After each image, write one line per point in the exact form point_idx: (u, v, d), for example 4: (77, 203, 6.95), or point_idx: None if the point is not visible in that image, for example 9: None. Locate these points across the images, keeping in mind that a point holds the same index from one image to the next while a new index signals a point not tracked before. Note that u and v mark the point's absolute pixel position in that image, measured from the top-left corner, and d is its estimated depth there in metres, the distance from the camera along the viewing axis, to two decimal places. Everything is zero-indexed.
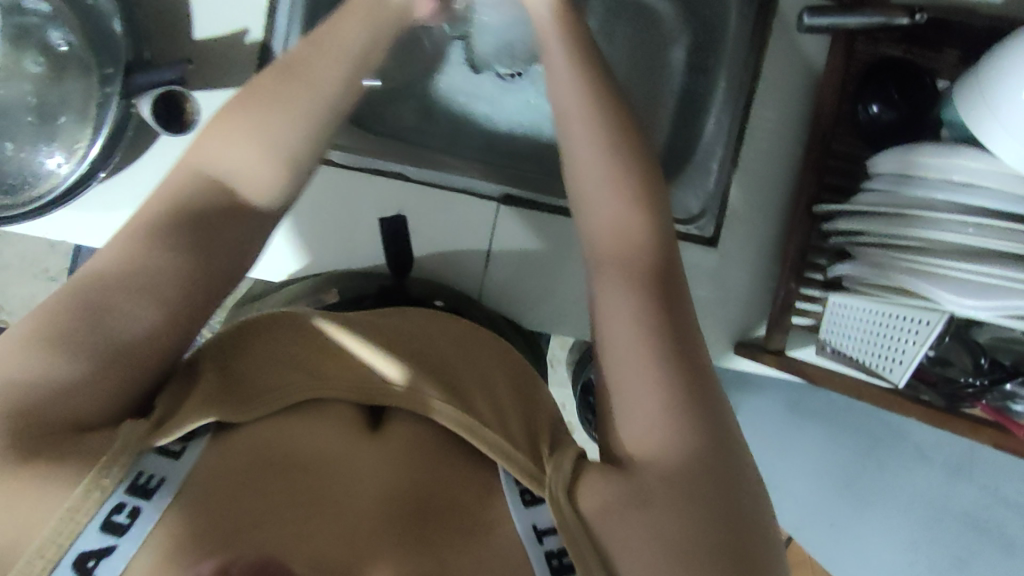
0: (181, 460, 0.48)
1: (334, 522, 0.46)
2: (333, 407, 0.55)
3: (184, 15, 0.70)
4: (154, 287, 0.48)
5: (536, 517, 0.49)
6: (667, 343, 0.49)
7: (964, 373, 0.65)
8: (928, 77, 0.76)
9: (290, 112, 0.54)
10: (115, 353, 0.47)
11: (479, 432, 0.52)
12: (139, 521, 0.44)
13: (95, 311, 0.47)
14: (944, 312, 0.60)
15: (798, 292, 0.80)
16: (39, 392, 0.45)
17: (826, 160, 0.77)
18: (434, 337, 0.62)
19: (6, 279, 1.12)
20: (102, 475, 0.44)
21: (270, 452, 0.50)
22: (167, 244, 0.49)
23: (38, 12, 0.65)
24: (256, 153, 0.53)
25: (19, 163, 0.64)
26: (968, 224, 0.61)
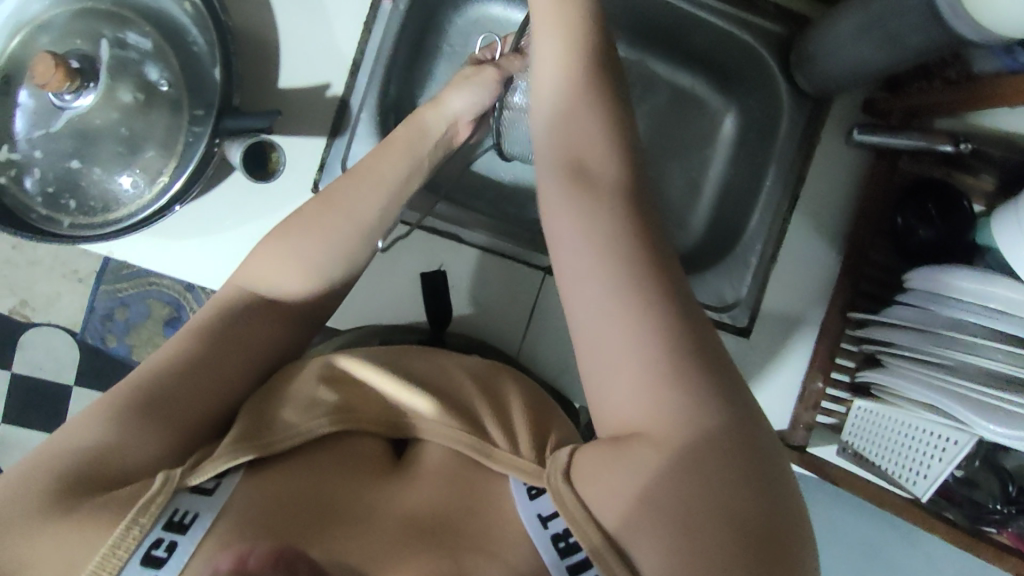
0: (215, 495, 0.48)
1: (357, 539, 0.47)
2: (359, 441, 0.55)
3: (273, 64, 0.75)
4: (194, 364, 0.53)
5: (540, 505, 0.49)
6: (661, 326, 0.48)
7: (991, 498, 0.67)
8: (965, 200, 0.78)
9: (324, 235, 0.58)
10: (157, 417, 0.50)
11: (493, 453, 0.52)
12: (177, 553, 0.44)
13: (143, 387, 0.51)
14: (972, 435, 0.63)
15: (825, 389, 0.81)
16: (91, 452, 0.47)
17: (862, 267, 0.81)
18: (448, 368, 0.61)
19: (31, 276, 1.14)
20: (140, 515, 0.45)
21: (297, 483, 0.50)
22: (203, 338, 0.54)
23: (139, 48, 0.69)
24: (293, 272, 0.57)
25: (102, 187, 0.68)
26: (999, 351, 0.64)
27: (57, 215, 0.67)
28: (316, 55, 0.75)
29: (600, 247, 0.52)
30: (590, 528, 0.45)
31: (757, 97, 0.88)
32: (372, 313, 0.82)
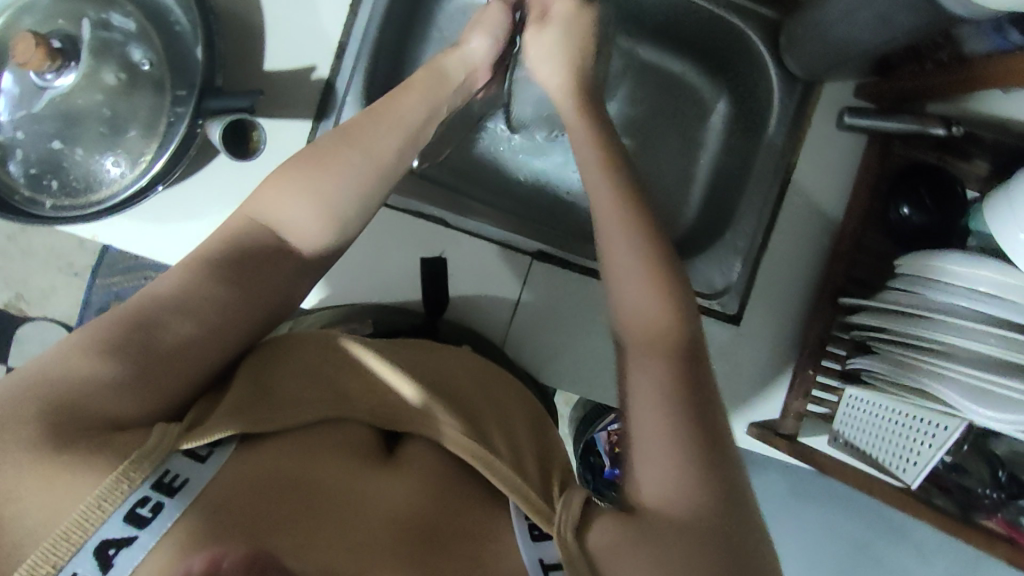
0: (207, 464, 0.46)
1: (342, 535, 0.44)
2: (343, 426, 0.53)
3: (258, 47, 0.74)
4: (204, 308, 0.49)
5: (545, 551, 0.46)
6: (693, 391, 0.49)
7: (981, 484, 0.66)
8: (960, 186, 0.77)
9: (341, 173, 0.57)
10: (162, 366, 0.47)
11: (493, 465, 0.50)
12: (162, 516, 0.42)
13: (145, 324, 0.47)
14: (962, 420, 0.61)
15: (815, 379, 0.80)
16: (85, 389, 0.44)
17: (854, 254, 0.80)
18: (457, 374, 0.61)
19: (27, 270, 1.15)
20: (131, 471, 0.43)
21: (283, 466, 0.48)
22: (221, 276, 0.51)
23: (123, 29, 0.68)
24: (309, 208, 0.55)
25: (84, 168, 0.67)
26: (990, 334, 0.62)
27: (37, 196, 0.66)
28: (301, 38, 0.75)
29: (643, 330, 0.52)
30: (575, 554, 0.45)
31: (747, 82, 0.87)
32: (354, 297, 0.81)
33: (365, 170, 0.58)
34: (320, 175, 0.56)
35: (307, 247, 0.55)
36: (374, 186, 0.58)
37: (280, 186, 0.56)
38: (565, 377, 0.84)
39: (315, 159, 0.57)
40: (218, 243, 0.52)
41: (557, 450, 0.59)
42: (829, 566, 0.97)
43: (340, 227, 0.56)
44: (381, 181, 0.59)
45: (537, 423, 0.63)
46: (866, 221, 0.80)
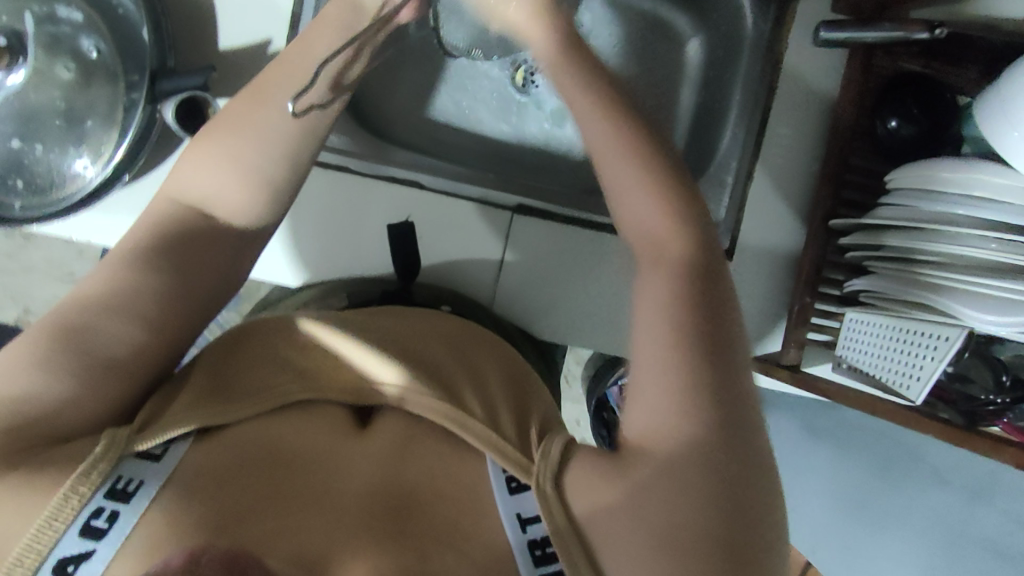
0: (163, 461, 0.46)
1: (317, 519, 0.45)
2: (320, 407, 0.53)
3: (210, 25, 0.73)
4: (133, 301, 0.49)
5: (522, 505, 0.47)
6: (700, 337, 0.46)
7: (985, 391, 0.64)
8: (949, 92, 0.75)
9: (257, 138, 0.55)
10: (101, 369, 0.48)
11: (467, 424, 0.50)
12: (118, 525, 0.43)
13: (77, 330, 0.48)
14: (964, 328, 0.60)
15: (814, 306, 0.79)
16: (30, 407, 0.45)
17: (843, 173, 0.77)
18: (427, 337, 0.59)
19: (31, 282, 1.13)
20: (80, 482, 0.43)
21: (260, 450, 0.49)
22: (147, 266, 0.51)
23: (71, 21, 0.67)
24: (231, 178, 0.54)
25: (48, 164, 0.66)
26: (989, 238, 0.60)
27: (5, 199, 0.65)
28: (252, 10, 0.73)
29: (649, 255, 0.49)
30: (560, 520, 0.45)
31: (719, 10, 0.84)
32: (334, 270, 0.81)
33: (280, 129, 0.55)
34: (234, 142, 0.54)
35: (242, 220, 0.55)
36: (294, 144, 0.56)
37: (198, 157, 0.55)
38: (561, 331, 0.83)
39: (229, 124, 0.55)
40: (148, 230, 0.53)
41: (535, 395, 0.58)
42: (850, 498, 0.95)
43: (272, 199, 0.55)
44: (310, 136, 0.56)
45: (515, 364, 0.61)
46: (854, 137, 0.77)
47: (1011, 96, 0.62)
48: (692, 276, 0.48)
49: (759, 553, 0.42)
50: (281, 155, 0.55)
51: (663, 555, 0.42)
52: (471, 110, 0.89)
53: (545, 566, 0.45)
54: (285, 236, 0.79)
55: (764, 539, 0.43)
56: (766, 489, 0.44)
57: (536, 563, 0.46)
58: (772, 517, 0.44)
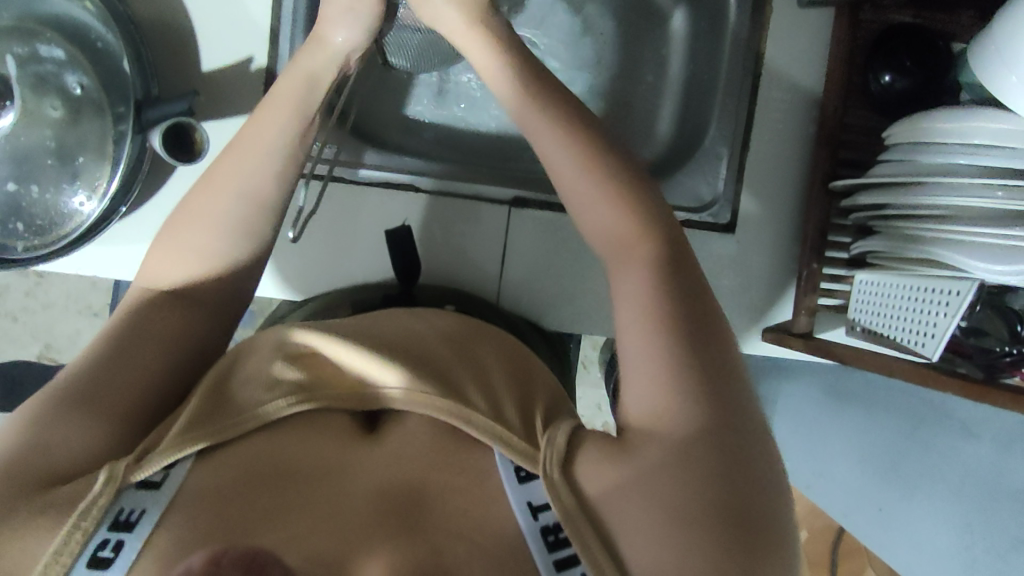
0: (163, 489, 0.46)
1: (326, 523, 0.45)
2: (324, 415, 0.53)
3: (192, 48, 0.73)
4: (130, 342, 0.51)
5: (532, 494, 0.48)
6: (681, 320, 0.48)
7: (1000, 342, 0.62)
8: (942, 40, 0.74)
9: (213, 223, 0.56)
10: (101, 403, 0.49)
11: (472, 420, 0.51)
12: (125, 552, 0.44)
13: (79, 375, 0.49)
14: (975, 280, 0.59)
15: (822, 272, 0.79)
16: (31, 447, 0.46)
17: (840, 134, 0.76)
18: (426, 336, 0.59)
19: (51, 318, 1.13)
20: (82, 519, 0.44)
21: (266, 463, 0.49)
22: (142, 312, 0.53)
23: (53, 58, 0.67)
24: (220, 234, 0.56)
25: (44, 205, 0.67)
26: (994, 187, 0.58)
27: (7, 241, 0.65)
28: (232, 28, 0.74)
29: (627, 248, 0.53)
30: (577, 517, 0.45)
31: None
32: (336, 278, 0.82)
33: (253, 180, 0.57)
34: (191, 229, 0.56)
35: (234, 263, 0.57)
36: (251, 222, 0.56)
37: (179, 235, 0.56)
38: (568, 316, 0.84)
39: (202, 195, 0.56)
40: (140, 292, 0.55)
41: (539, 387, 0.59)
42: (880, 459, 0.90)
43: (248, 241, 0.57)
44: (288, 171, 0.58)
45: (518, 357, 0.62)
46: (848, 96, 0.76)
47: (1009, 38, 0.59)
48: (664, 270, 0.51)
49: (767, 522, 0.43)
50: (247, 208, 0.56)
51: (676, 530, 0.42)
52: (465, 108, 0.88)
53: (558, 552, 0.45)
54: (292, 248, 0.80)
55: (772, 508, 0.44)
56: (766, 457, 0.46)
57: (549, 549, 0.46)
58: (775, 487, 0.45)
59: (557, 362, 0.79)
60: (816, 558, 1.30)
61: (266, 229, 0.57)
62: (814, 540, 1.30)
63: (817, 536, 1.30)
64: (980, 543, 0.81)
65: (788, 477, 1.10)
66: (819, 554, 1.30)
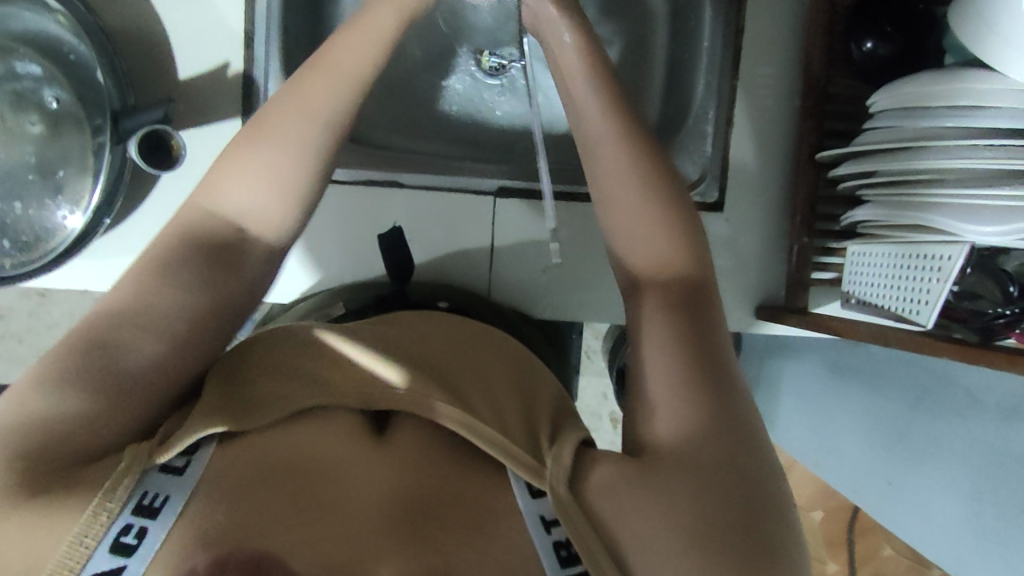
0: (186, 476, 0.46)
1: (334, 527, 0.44)
2: (329, 412, 0.52)
3: (167, 56, 0.73)
4: (158, 314, 0.48)
5: (543, 508, 0.48)
6: (702, 349, 0.49)
7: (994, 304, 0.61)
8: (922, 3, 0.73)
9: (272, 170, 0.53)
10: (119, 383, 0.46)
11: (477, 429, 0.50)
12: (148, 540, 0.43)
13: (98, 346, 0.47)
14: (964, 244, 0.58)
15: (813, 246, 0.79)
16: (52, 425, 0.44)
17: (824, 105, 0.76)
18: (431, 344, 0.60)
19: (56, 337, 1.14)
20: (107, 500, 0.43)
21: (272, 459, 0.48)
22: (169, 274, 0.49)
23: (30, 74, 0.68)
24: (269, 194, 0.53)
25: (30, 221, 0.67)
26: (982, 146, 0.57)
27: None
28: (206, 33, 0.74)
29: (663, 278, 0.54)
30: (582, 527, 0.45)
31: None
32: (332, 276, 0.83)
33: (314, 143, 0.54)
34: (267, 161, 0.52)
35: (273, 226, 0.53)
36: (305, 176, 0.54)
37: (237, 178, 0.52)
38: (560, 304, 0.85)
39: (264, 141, 0.53)
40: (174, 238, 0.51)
41: (542, 394, 0.59)
42: (886, 432, 0.89)
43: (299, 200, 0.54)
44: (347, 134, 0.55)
45: (522, 366, 0.62)
46: (830, 65, 0.76)
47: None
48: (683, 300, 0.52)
49: (779, 540, 0.43)
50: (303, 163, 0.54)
51: (687, 546, 0.43)
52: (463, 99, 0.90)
53: (571, 566, 0.45)
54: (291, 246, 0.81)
55: (780, 526, 0.44)
56: (776, 474, 0.46)
57: (562, 564, 0.45)
58: (783, 507, 0.45)
59: (551, 346, 0.81)
60: (833, 537, 1.30)
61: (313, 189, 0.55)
62: (828, 519, 1.30)
63: (832, 515, 1.30)
64: (989, 512, 0.77)
65: (800, 456, 1.09)
66: (836, 533, 1.30)
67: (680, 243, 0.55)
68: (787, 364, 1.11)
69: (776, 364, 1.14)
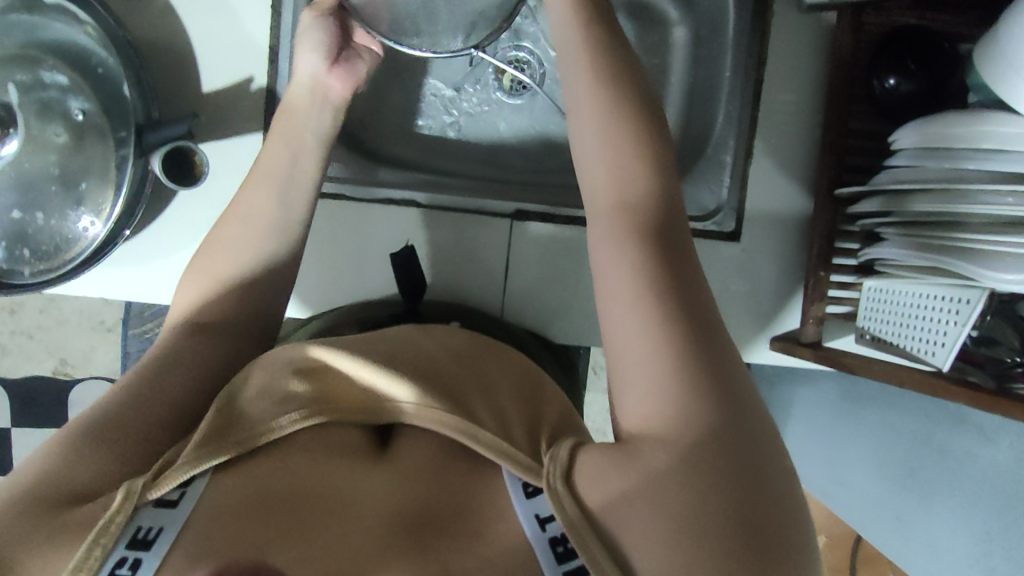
0: (179, 508, 0.46)
1: (332, 543, 0.45)
2: (330, 428, 0.54)
3: (193, 69, 0.74)
4: (161, 384, 0.55)
5: (539, 505, 0.47)
6: (689, 330, 0.47)
7: (1011, 352, 0.60)
8: (947, 41, 0.73)
9: (228, 254, 0.63)
10: (118, 436, 0.51)
11: (478, 434, 0.50)
12: (142, 570, 0.43)
13: (104, 412, 0.52)
14: (984, 289, 0.58)
15: (829, 279, 0.78)
16: (54, 476, 0.47)
17: (845, 140, 0.76)
18: (432, 353, 0.59)
19: (65, 335, 1.14)
20: (100, 536, 0.44)
21: (275, 483, 0.49)
22: (170, 352, 0.57)
23: (56, 84, 0.68)
24: (235, 265, 0.63)
25: (50, 231, 0.68)
26: (1004, 192, 0.57)
27: (15, 266, 0.67)
28: (232, 49, 0.74)
29: (641, 249, 0.51)
30: (578, 524, 0.44)
31: None
32: (345, 291, 0.83)
33: (259, 205, 0.64)
34: (228, 243, 0.63)
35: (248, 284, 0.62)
36: (257, 242, 0.63)
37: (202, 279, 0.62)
38: (572, 325, 0.85)
39: (217, 252, 0.63)
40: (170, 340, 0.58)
41: (547, 408, 0.58)
42: (897, 465, 0.88)
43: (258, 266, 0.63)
44: (292, 175, 0.66)
45: (528, 379, 0.61)
46: (852, 99, 0.76)
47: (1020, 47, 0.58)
48: (661, 265, 0.50)
49: (787, 532, 0.42)
50: (250, 236, 0.64)
51: (689, 542, 0.41)
52: (484, 115, 0.90)
53: (568, 562, 0.44)
54: (305, 258, 0.82)
55: (786, 518, 0.42)
56: (780, 464, 0.44)
57: (559, 561, 0.44)
58: (789, 494, 0.44)
59: (562, 370, 0.81)
60: (837, 565, 1.29)
61: (273, 256, 0.64)
62: (834, 545, 1.29)
63: (839, 540, 1.29)
64: (999, 553, 0.76)
65: (808, 483, 1.09)
66: (840, 560, 1.29)
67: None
68: (798, 390, 1.10)
69: (787, 389, 1.14)
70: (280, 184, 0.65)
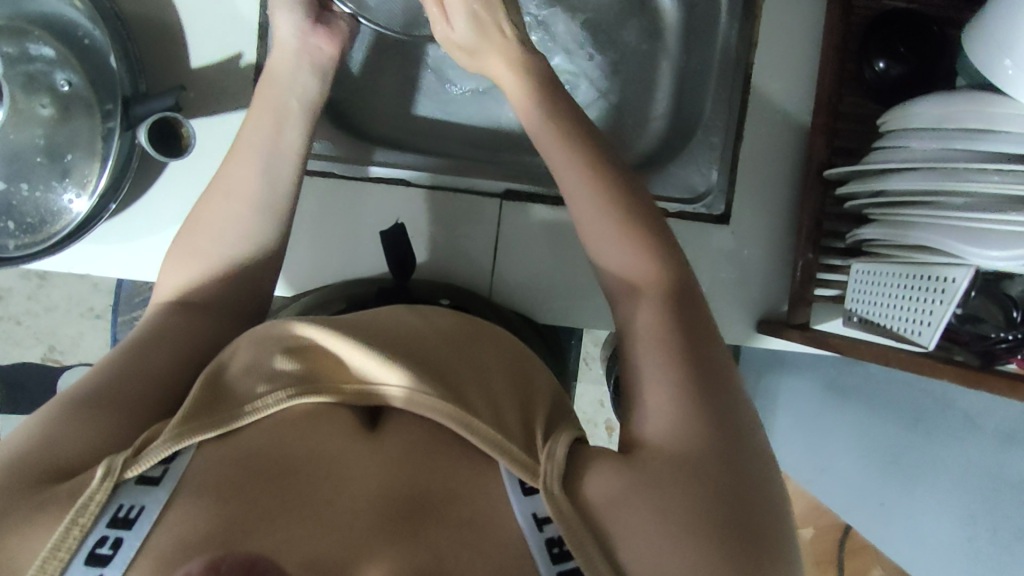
0: (163, 485, 0.45)
1: (321, 526, 0.43)
2: (329, 413, 0.51)
3: (182, 44, 0.74)
4: (146, 355, 0.52)
5: (536, 505, 0.47)
6: (693, 355, 0.50)
7: (997, 328, 0.61)
8: (937, 25, 0.73)
9: (213, 228, 0.60)
10: (103, 406, 0.48)
11: (472, 425, 0.49)
12: (123, 550, 0.42)
13: (88, 386, 0.50)
14: (969, 266, 0.58)
15: (818, 261, 0.79)
16: (38, 453, 0.45)
17: (834, 123, 0.77)
18: (423, 333, 0.57)
19: (52, 321, 1.13)
20: (79, 515, 0.42)
21: (260, 461, 0.47)
22: (157, 324, 0.55)
23: (43, 57, 0.68)
24: (236, 238, 0.60)
25: (35, 203, 0.67)
26: (990, 170, 0.57)
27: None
28: (222, 24, 0.74)
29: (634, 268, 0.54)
30: (576, 525, 0.45)
31: None
32: (335, 270, 0.83)
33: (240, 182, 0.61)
34: (217, 215, 0.60)
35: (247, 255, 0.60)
36: (248, 217, 0.60)
37: (190, 254, 0.60)
38: (561, 308, 0.85)
39: (199, 225, 0.61)
40: (158, 312, 0.56)
41: (540, 391, 0.57)
42: (883, 453, 0.88)
43: (252, 236, 0.61)
44: (271, 148, 0.63)
45: (518, 356, 0.60)
46: (842, 83, 0.76)
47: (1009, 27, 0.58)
48: (664, 294, 0.54)
49: (775, 539, 0.44)
50: (240, 205, 0.61)
51: (686, 543, 0.42)
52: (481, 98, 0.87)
53: (563, 563, 0.44)
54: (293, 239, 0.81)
55: (773, 522, 0.44)
56: (771, 487, 0.46)
57: (554, 561, 0.44)
58: (775, 501, 0.45)
59: (551, 352, 0.81)
60: (823, 557, 1.29)
61: (268, 228, 0.61)
62: (819, 539, 1.29)
63: (824, 532, 1.29)
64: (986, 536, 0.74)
65: (794, 472, 1.09)
66: (826, 552, 1.29)
67: (672, 256, 0.56)
68: (786, 379, 1.11)
69: (776, 379, 1.15)
70: (261, 154, 0.62)
